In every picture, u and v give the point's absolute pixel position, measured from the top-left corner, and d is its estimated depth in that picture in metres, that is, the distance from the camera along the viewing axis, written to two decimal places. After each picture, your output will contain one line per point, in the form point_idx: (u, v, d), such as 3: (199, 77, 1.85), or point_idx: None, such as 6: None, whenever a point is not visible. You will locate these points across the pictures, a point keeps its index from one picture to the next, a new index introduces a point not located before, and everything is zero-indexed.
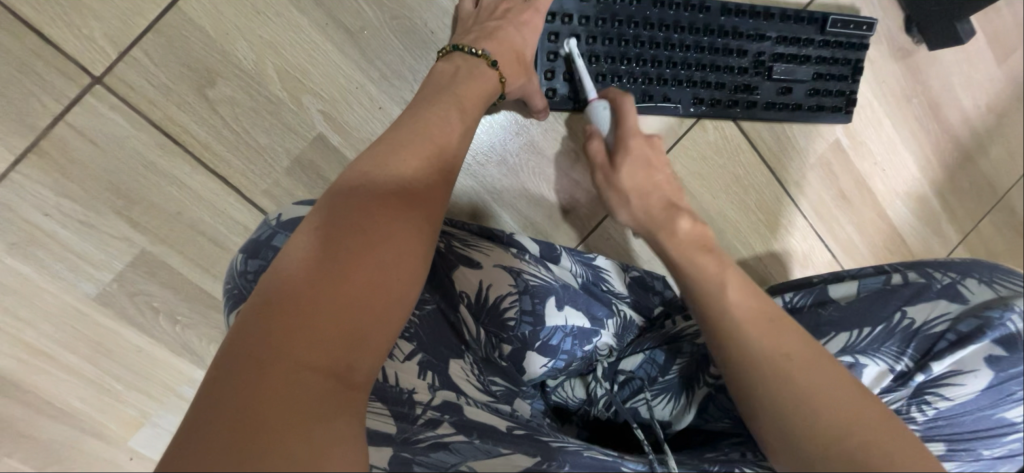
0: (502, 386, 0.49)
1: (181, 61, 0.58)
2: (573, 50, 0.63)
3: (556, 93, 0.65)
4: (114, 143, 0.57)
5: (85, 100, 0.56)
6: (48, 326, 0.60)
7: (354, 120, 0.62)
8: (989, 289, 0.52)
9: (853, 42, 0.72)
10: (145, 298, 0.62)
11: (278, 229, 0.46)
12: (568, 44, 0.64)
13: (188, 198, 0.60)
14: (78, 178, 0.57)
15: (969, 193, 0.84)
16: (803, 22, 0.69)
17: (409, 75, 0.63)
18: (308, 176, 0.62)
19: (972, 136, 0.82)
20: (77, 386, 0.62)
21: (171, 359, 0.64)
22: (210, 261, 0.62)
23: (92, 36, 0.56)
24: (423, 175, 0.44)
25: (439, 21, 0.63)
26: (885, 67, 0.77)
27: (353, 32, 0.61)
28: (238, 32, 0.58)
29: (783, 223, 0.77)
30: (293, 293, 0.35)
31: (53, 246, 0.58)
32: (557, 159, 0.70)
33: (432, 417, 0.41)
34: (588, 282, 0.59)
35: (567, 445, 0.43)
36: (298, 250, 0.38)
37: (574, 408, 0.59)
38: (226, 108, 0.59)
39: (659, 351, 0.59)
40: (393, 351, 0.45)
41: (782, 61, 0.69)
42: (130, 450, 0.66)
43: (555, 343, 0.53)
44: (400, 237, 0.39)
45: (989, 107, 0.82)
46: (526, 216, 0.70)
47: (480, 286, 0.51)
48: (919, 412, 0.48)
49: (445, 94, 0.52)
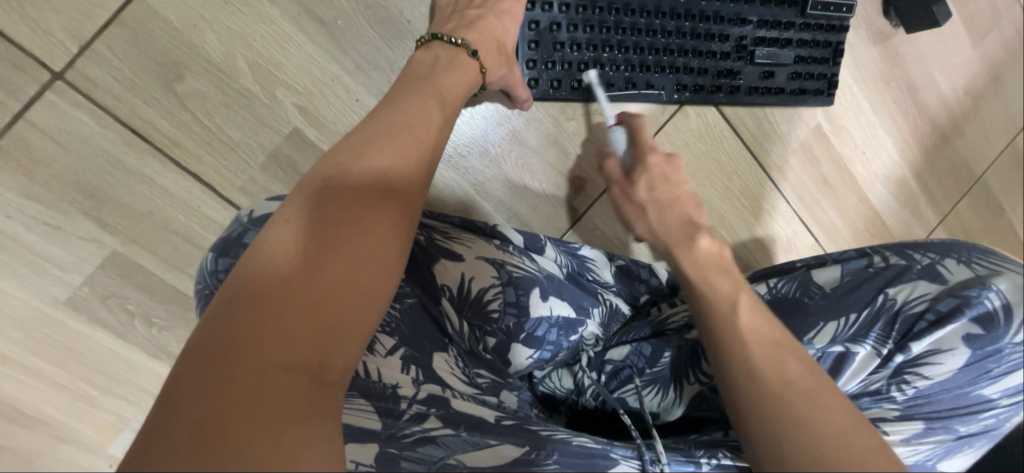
0: (488, 379, 0.49)
1: (146, 54, 0.55)
2: (591, 79, 0.64)
3: (540, 83, 0.64)
4: (78, 141, 0.55)
5: (44, 97, 0.54)
6: (17, 333, 0.58)
7: (330, 113, 0.61)
8: (967, 269, 0.52)
9: (833, 25, 0.71)
10: (119, 300, 0.60)
11: (250, 226, 0.44)
12: (587, 75, 0.64)
13: (160, 197, 0.58)
14: (42, 179, 0.55)
15: (947, 175, 0.85)
16: (784, 6, 0.69)
17: (386, 65, 0.61)
18: (285, 171, 0.61)
19: (950, 119, 0.83)
20: (52, 394, 0.61)
21: (149, 362, 0.63)
22: (186, 261, 0.60)
23: (51, 30, 0.53)
24: (403, 166, 0.43)
25: (416, 10, 0.61)
26: (864, 51, 0.77)
27: (327, 23, 0.59)
28: (205, 23, 0.56)
29: (766, 210, 0.78)
30: (261, 289, 0.33)
31: (18, 249, 0.56)
32: (539, 148, 0.69)
33: (417, 411, 0.40)
34: (572, 272, 0.60)
35: (556, 433, 0.43)
36: (266, 245, 0.36)
37: (563, 398, 0.60)
38: (195, 102, 0.57)
39: (646, 343, 0.58)
40: (373, 346, 0.43)
41: (763, 45, 0.69)
42: (110, 457, 0.64)
43: (541, 334, 0.52)
44: (378, 231, 0.38)
45: (965, 90, 0.83)
46: (510, 207, 0.69)
47: (463, 279, 0.51)
48: (899, 391, 0.49)
49: (424, 85, 0.51)
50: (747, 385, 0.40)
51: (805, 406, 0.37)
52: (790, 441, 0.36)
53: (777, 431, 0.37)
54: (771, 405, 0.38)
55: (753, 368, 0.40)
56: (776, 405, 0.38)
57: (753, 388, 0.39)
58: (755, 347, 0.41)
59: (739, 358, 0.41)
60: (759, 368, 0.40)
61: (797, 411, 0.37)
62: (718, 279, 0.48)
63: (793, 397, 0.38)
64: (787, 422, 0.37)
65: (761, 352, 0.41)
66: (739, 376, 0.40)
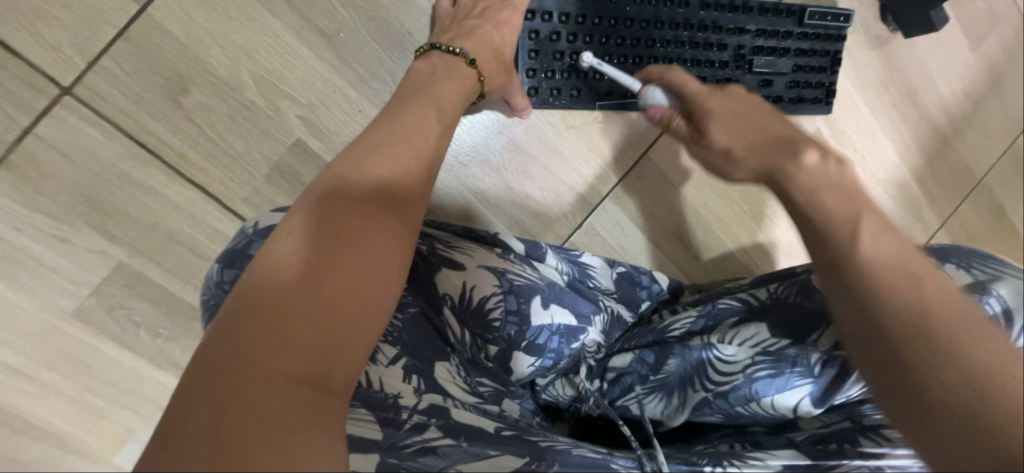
0: (490, 387, 0.49)
1: (153, 69, 0.56)
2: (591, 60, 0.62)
3: (539, 92, 0.65)
4: (86, 154, 0.56)
5: (53, 112, 0.55)
6: (25, 344, 0.59)
7: (333, 124, 0.61)
8: (967, 274, 0.52)
9: (831, 33, 0.72)
10: (126, 311, 0.61)
11: (255, 237, 0.45)
12: (585, 59, 0.62)
13: (166, 209, 0.59)
14: (50, 192, 0.56)
15: (948, 179, 0.85)
16: (781, 14, 0.70)
17: (387, 76, 0.62)
18: (289, 182, 0.61)
19: (950, 123, 0.83)
20: (59, 405, 0.61)
21: (154, 372, 0.63)
22: (191, 272, 0.61)
23: (59, 46, 0.54)
24: (402, 175, 0.44)
25: (416, 22, 0.62)
26: (862, 56, 0.77)
27: (329, 36, 0.60)
28: (210, 38, 0.57)
29: (768, 215, 0.78)
30: (265, 299, 0.34)
31: (26, 261, 0.57)
32: (539, 156, 0.69)
33: (418, 421, 0.40)
34: (573, 280, 0.60)
35: (556, 444, 0.43)
36: (270, 256, 0.36)
37: (566, 405, 0.61)
38: (201, 115, 0.58)
39: (648, 350, 0.58)
40: (376, 356, 0.44)
41: (761, 54, 0.69)
42: (115, 467, 0.65)
43: (542, 343, 0.53)
44: (380, 241, 0.39)
45: (965, 94, 0.83)
46: (511, 214, 0.70)
47: (464, 288, 0.51)
48: None
49: (423, 95, 0.51)
50: (921, 348, 0.37)
51: (961, 380, 0.35)
52: (939, 416, 0.35)
53: (919, 404, 0.36)
54: (917, 377, 0.36)
55: (894, 333, 0.38)
56: (922, 377, 0.36)
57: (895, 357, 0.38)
58: (908, 311, 0.38)
59: (897, 312, 0.38)
60: (912, 334, 0.37)
61: (947, 383, 0.35)
62: (866, 231, 0.43)
63: (947, 368, 0.36)
64: (935, 397, 0.36)
65: (913, 317, 0.38)
66: (877, 346, 0.39)
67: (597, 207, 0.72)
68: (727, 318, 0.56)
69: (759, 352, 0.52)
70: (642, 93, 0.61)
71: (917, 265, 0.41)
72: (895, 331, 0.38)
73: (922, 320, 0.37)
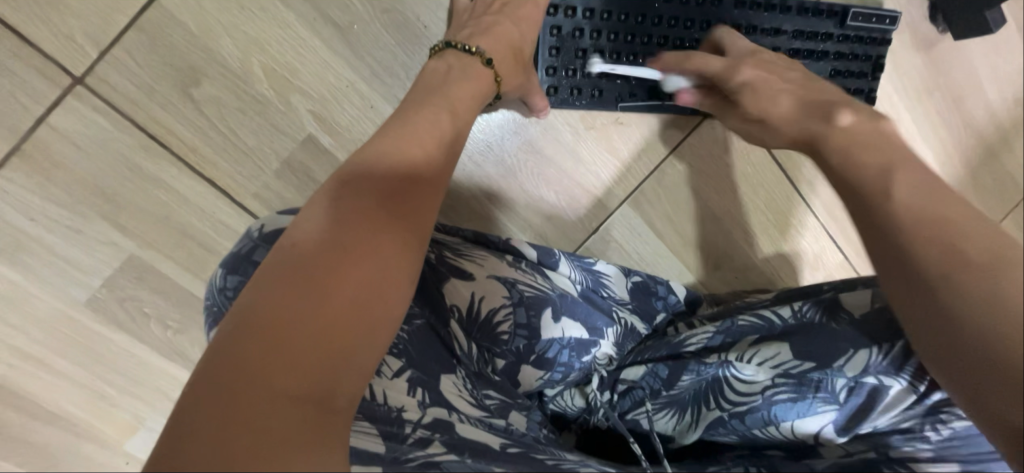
0: (497, 400, 0.48)
1: (164, 60, 0.55)
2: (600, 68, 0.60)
3: (559, 91, 0.62)
4: (98, 145, 0.56)
5: (65, 102, 0.54)
6: (39, 332, 0.59)
7: (344, 120, 0.60)
8: None
9: (874, 36, 0.67)
10: (136, 303, 0.61)
11: (260, 242, 0.44)
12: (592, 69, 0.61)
13: (175, 202, 0.58)
14: (63, 183, 0.56)
15: (992, 191, 0.79)
16: (821, 15, 0.65)
17: (401, 71, 0.60)
18: (299, 178, 0.60)
19: (998, 132, 0.78)
20: (72, 392, 0.62)
21: (164, 363, 0.64)
22: (200, 266, 0.61)
23: (71, 34, 0.54)
24: (412, 182, 0.42)
25: (433, 16, 0.59)
26: (907, 58, 0.72)
27: (342, 28, 0.58)
28: (222, 29, 0.56)
29: (794, 225, 0.74)
30: (264, 314, 0.32)
31: (39, 251, 0.57)
32: (555, 158, 0.67)
33: (422, 436, 0.39)
34: (586, 289, 0.58)
35: (562, 462, 0.41)
36: (273, 266, 0.35)
37: (574, 416, 0.59)
38: (211, 108, 0.57)
39: (663, 364, 0.55)
40: (380, 368, 0.43)
41: (798, 57, 0.65)
42: (126, 454, 0.66)
43: (552, 356, 0.51)
44: (387, 252, 0.37)
45: (1017, 101, 0.77)
46: (524, 218, 0.68)
47: (473, 298, 0.50)
48: (932, 431, 0.46)
49: (435, 97, 0.49)
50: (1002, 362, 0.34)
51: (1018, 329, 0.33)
52: (994, 373, 0.34)
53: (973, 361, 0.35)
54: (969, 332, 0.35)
55: (950, 307, 0.36)
56: (973, 333, 0.35)
57: (943, 314, 0.36)
58: (956, 265, 0.36)
59: (979, 322, 0.35)
60: (963, 287, 0.35)
61: (1004, 333, 0.34)
62: (949, 225, 0.38)
63: (1004, 319, 0.34)
64: (989, 351, 0.34)
65: (964, 269, 0.36)
66: (920, 305, 0.37)
67: (613, 213, 0.69)
68: (747, 336, 0.52)
69: (779, 374, 0.49)
70: (663, 83, 0.62)
71: (968, 217, 0.38)
72: (942, 287, 0.36)
73: (974, 272, 0.35)
